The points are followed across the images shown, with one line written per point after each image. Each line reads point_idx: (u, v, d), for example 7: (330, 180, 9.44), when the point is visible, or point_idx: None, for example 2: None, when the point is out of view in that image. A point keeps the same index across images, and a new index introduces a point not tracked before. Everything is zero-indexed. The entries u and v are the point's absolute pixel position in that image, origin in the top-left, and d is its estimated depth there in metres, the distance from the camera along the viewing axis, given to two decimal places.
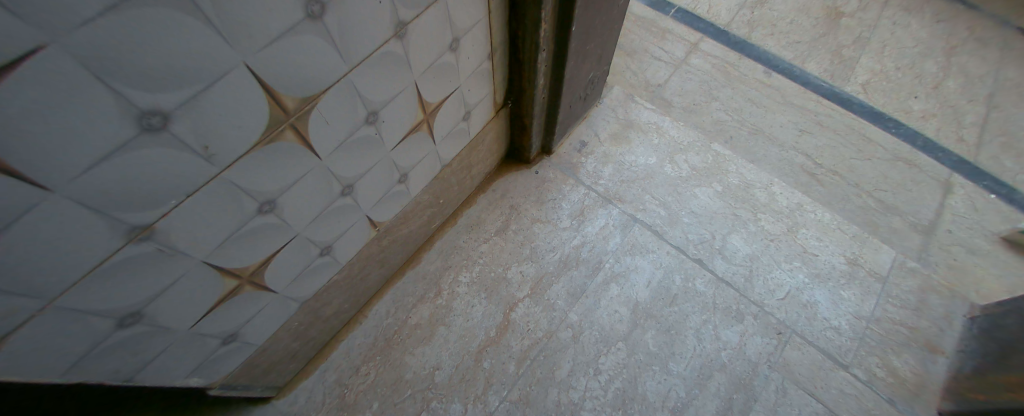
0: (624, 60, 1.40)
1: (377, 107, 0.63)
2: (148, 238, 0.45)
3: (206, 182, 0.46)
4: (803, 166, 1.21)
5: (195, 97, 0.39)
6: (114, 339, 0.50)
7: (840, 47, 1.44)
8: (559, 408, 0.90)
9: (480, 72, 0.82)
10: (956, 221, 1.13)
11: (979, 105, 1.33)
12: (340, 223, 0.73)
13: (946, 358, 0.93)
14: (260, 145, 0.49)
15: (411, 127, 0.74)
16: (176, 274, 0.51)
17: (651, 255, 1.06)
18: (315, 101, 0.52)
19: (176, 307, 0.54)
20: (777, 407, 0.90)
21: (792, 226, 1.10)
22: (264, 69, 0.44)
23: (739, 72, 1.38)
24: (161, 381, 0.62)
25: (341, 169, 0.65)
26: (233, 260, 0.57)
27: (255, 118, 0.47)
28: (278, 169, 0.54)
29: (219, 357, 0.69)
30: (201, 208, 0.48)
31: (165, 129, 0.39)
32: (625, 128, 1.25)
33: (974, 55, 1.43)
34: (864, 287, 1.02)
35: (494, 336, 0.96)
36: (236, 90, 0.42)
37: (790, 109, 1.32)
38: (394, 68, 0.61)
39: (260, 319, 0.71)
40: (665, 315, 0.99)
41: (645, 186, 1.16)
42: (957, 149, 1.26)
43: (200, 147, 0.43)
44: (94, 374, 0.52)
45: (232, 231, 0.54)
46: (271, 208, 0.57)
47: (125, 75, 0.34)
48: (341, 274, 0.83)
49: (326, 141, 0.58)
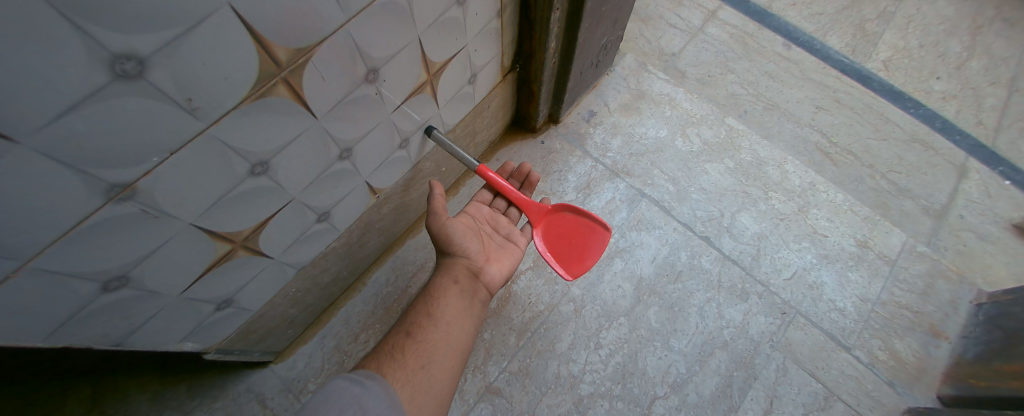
0: (637, 26, 1.33)
1: (378, 64, 0.58)
2: (129, 198, 0.41)
3: (191, 137, 0.42)
4: (817, 144, 1.17)
5: (174, 41, 0.35)
6: (101, 303, 0.48)
7: (863, 20, 1.37)
8: (558, 380, 0.89)
9: (488, 30, 0.76)
10: (970, 206, 1.11)
11: (1002, 87, 1.28)
12: (338, 188, 0.69)
13: (949, 343, 0.93)
14: (251, 100, 0.45)
15: (414, 87, 0.69)
16: (165, 237, 0.48)
17: (658, 231, 1.04)
18: (310, 54, 0.47)
19: (165, 271, 0.51)
20: (776, 386, 0.90)
21: (803, 206, 1.07)
22: (253, 13, 0.39)
23: (757, 43, 1.32)
24: (152, 345, 0.60)
25: (339, 131, 0.60)
26: (225, 224, 0.54)
27: (244, 69, 0.42)
28: (270, 128, 0.50)
29: (214, 323, 0.67)
30: (188, 167, 0.44)
31: (142, 77, 0.35)
32: (635, 98, 1.19)
33: (1001, 34, 1.36)
34: (872, 270, 1.01)
35: (495, 307, 0.95)
36: (222, 34, 0.38)
37: (808, 84, 1.26)
38: (396, 21, 0.56)
39: (255, 286, 0.68)
40: (669, 291, 0.97)
41: (654, 160, 1.12)
42: (976, 132, 1.22)
43: (183, 99, 0.39)
44: (81, 337, 0.50)
45: (222, 194, 0.50)
46: (264, 170, 0.53)
47: (94, 12, 0.29)
48: (339, 241, 0.80)
49: (322, 98, 0.53)
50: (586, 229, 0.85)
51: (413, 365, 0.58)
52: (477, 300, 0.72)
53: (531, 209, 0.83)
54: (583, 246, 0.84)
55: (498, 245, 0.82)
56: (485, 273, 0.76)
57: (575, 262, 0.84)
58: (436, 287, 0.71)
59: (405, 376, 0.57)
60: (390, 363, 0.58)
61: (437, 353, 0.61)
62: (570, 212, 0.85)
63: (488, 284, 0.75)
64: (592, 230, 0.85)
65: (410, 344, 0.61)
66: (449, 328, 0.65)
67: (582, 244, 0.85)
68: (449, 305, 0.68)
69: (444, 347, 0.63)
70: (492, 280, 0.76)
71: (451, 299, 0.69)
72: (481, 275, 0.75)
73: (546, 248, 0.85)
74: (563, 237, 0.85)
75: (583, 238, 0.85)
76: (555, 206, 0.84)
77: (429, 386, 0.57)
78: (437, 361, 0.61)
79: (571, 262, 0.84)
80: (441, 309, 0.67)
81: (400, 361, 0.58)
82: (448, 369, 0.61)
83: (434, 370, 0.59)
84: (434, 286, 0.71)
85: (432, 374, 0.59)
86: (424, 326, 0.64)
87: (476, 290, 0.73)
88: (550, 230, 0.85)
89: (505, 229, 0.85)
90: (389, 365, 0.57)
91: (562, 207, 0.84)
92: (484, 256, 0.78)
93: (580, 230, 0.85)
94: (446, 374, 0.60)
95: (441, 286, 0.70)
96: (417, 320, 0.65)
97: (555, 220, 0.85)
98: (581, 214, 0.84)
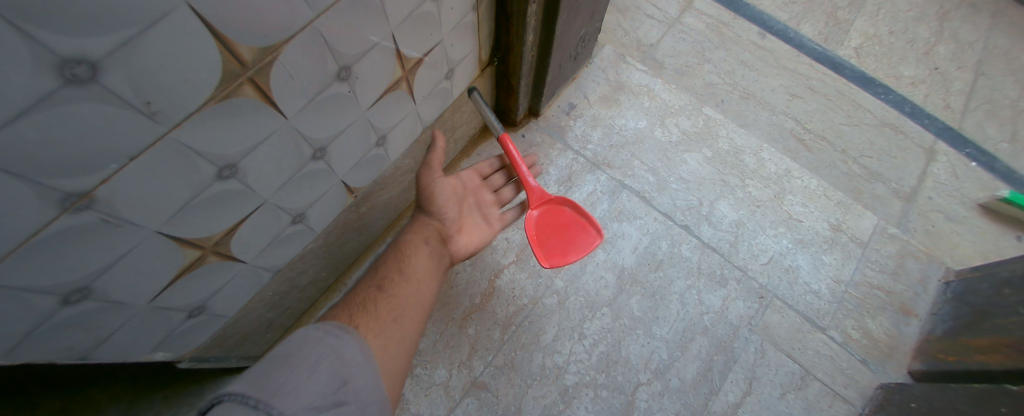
0: (615, 16, 1.33)
1: (350, 62, 0.57)
2: (87, 207, 0.40)
3: (153, 142, 0.41)
4: (792, 131, 1.20)
5: (129, 42, 0.34)
6: (64, 316, 0.46)
7: (835, 8, 1.40)
8: (543, 371, 0.90)
9: (464, 24, 0.75)
10: (937, 188, 1.14)
11: (968, 72, 1.32)
12: (314, 188, 0.68)
13: (919, 321, 0.97)
14: (215, 102, 0.43)
15: (389, 84, 0.68)
16: (129, 245, 0.47)
17: (639, 221, 1.05)
18: (276, 52, 0.46)
19: (132, 280, 0.50)
20: (755, 368, 0.92)
21: (778, 193, 1.10)
22: (213, 12, 0.37)
23: (733, 32, 1.33)
24: (122, 355, 0.58)
25: (311, 131, 0.59)
26: (193, 229, 0.52)
27: (206, 71, 0.41)
28: (237, 129, 0.48)
29: (187, 330, 0.65)
30: (149, 173, 0.43)
31: (94, 81, 0.33)
32: (614, 90, 1.20)
33: (967, 20, 1.40)
34: (845, 253, 1.04)
35: (479, 302, 0.95)
36: (180, 34, 0.36)
37: (782, 73, 1.28)
38: (367, 17, 0.54)
39: (231, 290, 0.67)
40: (650, 280, 0.99)
41: (633, 151, 1.13)
42: (943, 116, 1.26)
43: (141, 103, 0.38)
44: (45, 351, 0.48)
45: (188, 199, 0.49)
46: (233, 173, 0.52)
47: (42, 16, 0.28)
48: (317, 242, 0.80)
49: (291, 98, 0.52)
50: (579, 229, 0.85)
51: (384, 315, 0.60)
52: (443, 264, 0.75)
53: (532, 193, 0.82)
54: (570, 242, 0.83)
55: (476, 219, 0.84)
56: (453, 243, 0.79)
57: (553, 253, 0.82)
58: (408, 244, 0.73)
59: (376, 324, 0.58)
60: (362, 310, 0.59)
61: (404, 308, 0.63)
62: (570, 209, 0.85)
63: (454, 254, 0.79)
64: (585, 231, 0.84)
65: (381, 297, 0.63)
66: (419, 286, 0.68)
67: (569, 241, 0.84)
68: (419, 264, 0.71)
69: (411, 302, 0.65)
70: (458, 252, 0.79)
71: (421, 260, 0.72)
72: (449, 244, 0.78)
73: (534, 233, 0.83)
74: (553, 228, 0.84)
75: (573, 234, 0.84)
76: (557, 198, 0.84)
77: (400, 338, 0.59)
78: (406, 314, 0.63)
79: (552, 253, 0.82)
80: (410, 268, 0.69)
81: (372, 311, 0.59)
82: (415, 323, 0.63)
83: (404, 323, 0.61)
84: (406, 244, 0.73)
85: (402, 328, 0.60)
86: (395, 281, 0.67)
87: (443, 256, 0.76)
88: (544, 218, 0.84)
89: (489, 205, 0.86)
90: (361, 313, 0.58)
91: (563, 201, 0.84)
92: (457, 227, 0.80)
93: (573, 227, 0.84)
94: (414, 328, 0.63)
95: (413, 245, 0.73)
96: (388, 276, 0.67)
97: (553, 209, 0.84)
98: (579, 213, 0.84)
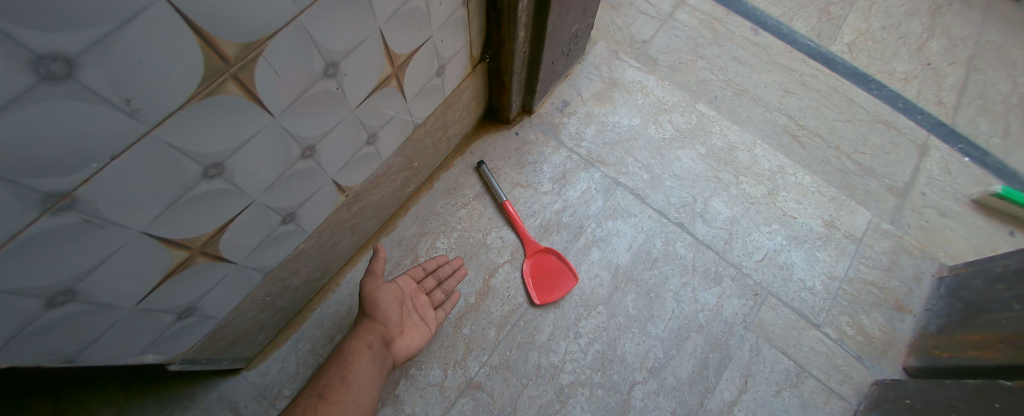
0: (608, 13, 1.32)
1: (337, 58, 0.56)
2: (68, 208, 0.39)
3: (135, 141, 0.40)
4: (786, 128, 1.20)
5: (106, 38, 0.33)
6: (48, 319, 0.45)
7: (828, 4, 1.40)
8: (539, 371, 0.90)
9: (454, 21, 0.75)
10: (931, 184, 1.15)
11: (960, 67, 1.33)
12: (303, 188, 0.68)
13: (913, 316, 0.98)
14: (198, 99, 0.43)
15: (378, 81, 0.67)
16: (114, 246, 0.46)
17: (634, 219, 1.04)
18: (260, 48, 0.45)
19: (117, 282, 0.49)
20: (751, 365, 0.92)
21: (772, 189, 1.10)
22: (194, 7, 0.36)
23: (726, 28, 1.33)
24: (109, 358, 0.57)
25: (299, 129, 0.58)
26: (180, 230, 0.52)
27: (188, 67, 0.40)
28: (222, 127, 0.48)
29: (177, 333, 0.64)
30: (132, 172, 0.42)
31: (71, 78, 0.33)
32: (608, 87, 1.19)
33: (959, 15, 1.41)
34: (839, 249, 1.04)
35: (473, 302, 0.95)
36: (160, 30, 0.35)
37: (776, 69, 1.28)
38: (354, 13, 0.54)
39: (220, 292, 0.66)
40: (645, 278, 0.99)
41: (628, 148, 1.12)
42: (936, 111, 1.26)
43: (120, 100, 0.37)
44: (29, 356, 0.47)
45: (173, 200, 0.48)
46: (219, 173, 0.51)
47: (19, 12, 0.27)
48: (309, 242, 0.79)
49: (277, 95, 0.51)
50: (561, 276, 0.97)
51: None
52: (386, 366, 0.77)
53: (527, 242, 0.99)
54: (554, 282, 0.96)
55: (421, 318, 0.86)
56: (398, 343, 0.80)
57: (540, 294, 0.95)
58: (351, 348, 0.76)
59: None
60: None
61: None
62: (556, 257, 0.99)
63: (398, 354, 0.80)
64: (567, 276, 0.97)
65: (320, 405, 0.67)
66: (358, 392, 0.71)
67: (553, 283, 0.96)
68: (360, 370, 0.73)
69: (354, 411, 0.69)
70: (403, 351, 0.81)
71: (363, 363, 0.74)
72: (394, 343, 0.80)
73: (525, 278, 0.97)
74: (541, 274, 0.97)
75: (557, 279, 0.97)
76: (542, 247, 0.99)
77: None
78: None
79: (541, 292, 0.95)
80: (352, 374, 0.72)
81: None
82: None
83: None
84: (350, 348, 0.76)
85: None
86: (338, 388, 0.70)
87: (387, 357, 0.77)
88: (534, 265, 0.98)
89: (437, 298, 0.89)
90: None
91: (550, 250, 0.99)
92: (401, 327, 0.82)
93: (556, 273, 0.97)
94: None
95: (355, 351, 0.75)
96: (330, 382, 0.71)
97: (542, 258, 0.99)
98: (563, 260, 0.98)
